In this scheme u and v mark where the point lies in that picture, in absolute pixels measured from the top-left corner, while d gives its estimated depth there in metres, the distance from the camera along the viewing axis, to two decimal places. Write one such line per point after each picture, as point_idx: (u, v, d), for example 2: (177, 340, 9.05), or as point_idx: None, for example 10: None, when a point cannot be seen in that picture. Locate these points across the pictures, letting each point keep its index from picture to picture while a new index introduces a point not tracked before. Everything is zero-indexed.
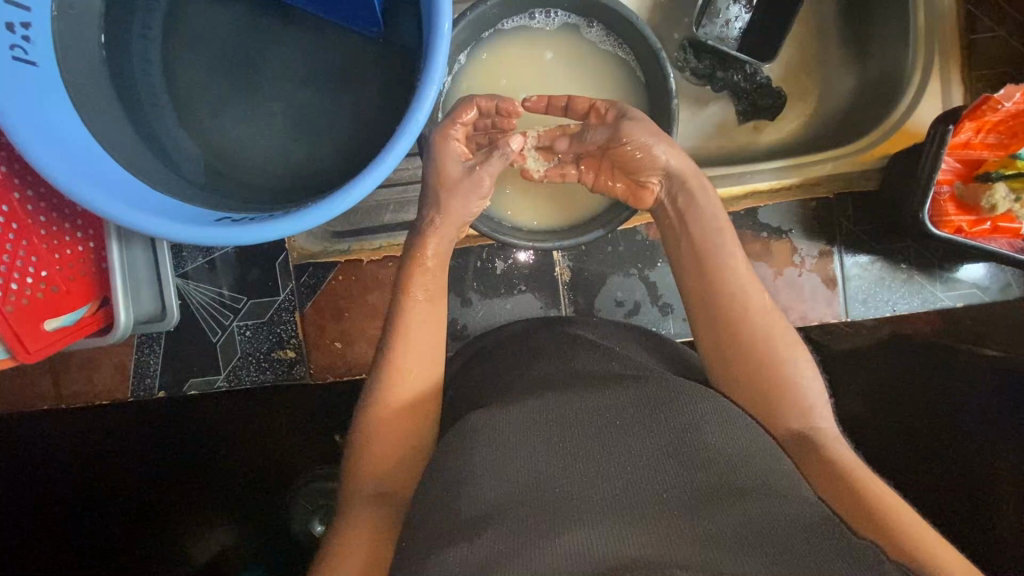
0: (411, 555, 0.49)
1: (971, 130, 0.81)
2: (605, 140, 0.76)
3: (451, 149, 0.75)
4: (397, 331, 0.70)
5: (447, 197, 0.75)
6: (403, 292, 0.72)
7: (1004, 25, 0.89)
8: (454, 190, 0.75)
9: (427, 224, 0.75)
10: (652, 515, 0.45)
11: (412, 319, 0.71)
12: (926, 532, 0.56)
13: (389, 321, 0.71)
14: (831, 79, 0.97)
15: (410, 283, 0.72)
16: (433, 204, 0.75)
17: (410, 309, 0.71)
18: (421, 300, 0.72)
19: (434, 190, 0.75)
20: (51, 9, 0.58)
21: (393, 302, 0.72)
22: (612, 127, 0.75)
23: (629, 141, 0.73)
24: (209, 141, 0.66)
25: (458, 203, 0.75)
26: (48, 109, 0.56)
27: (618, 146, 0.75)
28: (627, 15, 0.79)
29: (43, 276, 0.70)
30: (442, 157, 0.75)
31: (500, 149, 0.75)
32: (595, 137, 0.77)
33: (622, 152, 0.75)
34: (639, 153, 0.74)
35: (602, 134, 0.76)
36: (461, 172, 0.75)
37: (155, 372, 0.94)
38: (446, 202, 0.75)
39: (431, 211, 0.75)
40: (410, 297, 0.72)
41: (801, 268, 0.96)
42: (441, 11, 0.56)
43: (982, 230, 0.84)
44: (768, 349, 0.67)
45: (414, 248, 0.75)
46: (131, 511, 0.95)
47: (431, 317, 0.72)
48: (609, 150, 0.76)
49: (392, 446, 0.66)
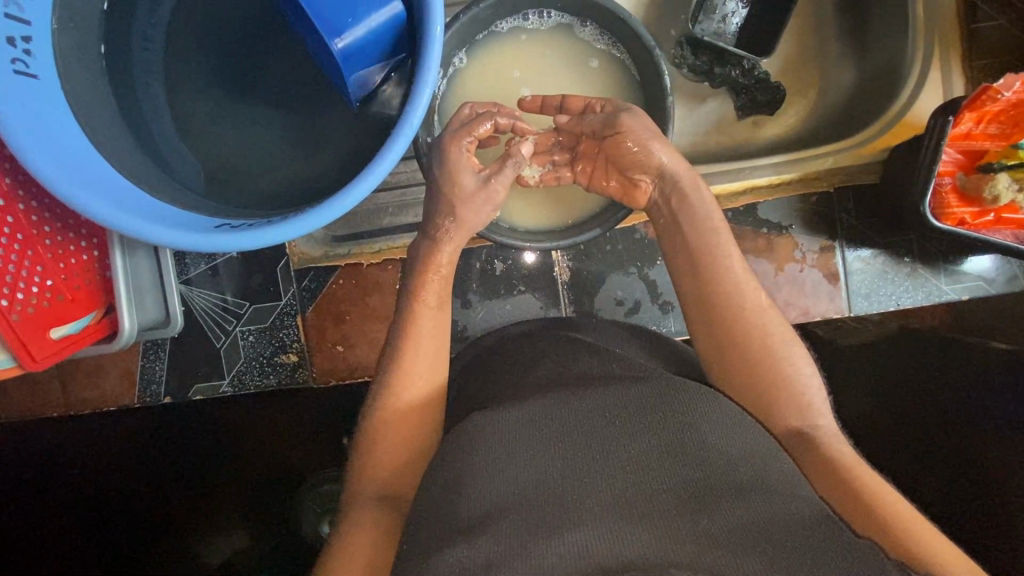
0: (411, 555, 0.49)
1: (971, 121, 0.80)
2: (601, 125, 0.76)
3: (464, 158, 0.74)
4: (407, 335, 0.70)
5: (460, 207, 0.74)
6: (412, 297, 0.72)
7: (1005, 13, 0.88)
8: (467, 201, 0.74)
9: (441, 233, 0.74)
10: (648, 514, 0.45)
11: (423, 324, 0.71)
12: (929, 534, 0.56)
13: (400, 327, 0.71)
14: (832, 71, 0.96)
15: (419, 289, 0.73)
16: (447, 212, 0.74)
17: (420, 314, 0.71)
18: (432, 305, 0.72)
19: (446, 199, 0.74)
20: (51, 23, 0.59)
21: (403, 306, 0.73)
22: (609, 119, 0.76)
23: (624, 133, 0.74)
24: (210, 152, 0.67)
25: (471, 212, 0.75)
26: (51, 121, 0.56)
27: (615, 139, 0.74)
28: (623, 15, 0.79)
29: (48, 285, 0.70)
30: (455, 166, 0.74)
31: (512, 159, 0.75)
32: (592, 122, 0.78)
33: (617, 145, 0.75)
34: (635, 146, 0.73)
35: (599, 123, 0.77)
36: (474, 185, 0.74)
37: (161, 378, 0.94)
38: (461, 211, 0.74)
39: (443, 219, 0.74)
40: (421, 300, 0.72)
41: (803, 263, 0.95)
42: (434, 15, 0.57)
43: (986, 222, 0.83)
44: (767, 346, 0.67)
45: (426, 253, 0.74)
46: (150, 519, 0.98)
47: (440, 324, 0.72)
48: (605, 137, 0.76)
49: (398, 448, 0.66)
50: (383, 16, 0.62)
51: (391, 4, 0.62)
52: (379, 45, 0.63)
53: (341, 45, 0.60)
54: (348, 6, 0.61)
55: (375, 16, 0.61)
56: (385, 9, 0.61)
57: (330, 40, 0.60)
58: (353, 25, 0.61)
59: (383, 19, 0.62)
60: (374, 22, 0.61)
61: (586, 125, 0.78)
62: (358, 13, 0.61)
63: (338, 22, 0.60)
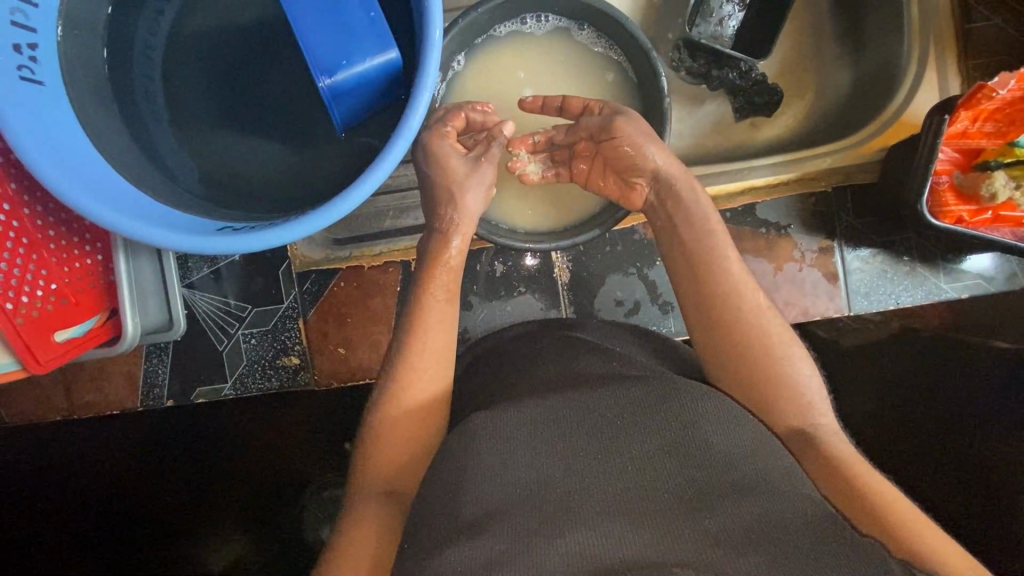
0: (413, 554, 0.49)
1: (968, 118, 0.80)
2: (598, 129, 0.77)
3: (446, 146, 0.77)
4: (415, 327, 0.70)
5: (459, 193, 0.75)
6: (422, 291, 0.72)
7: (1000, 13, 0.89)
8: (463, 184, 0.75)
9: (447, 224, 0.75)
10: (650, 515, 0.45)
11: (431, 317, 0.71)
12: (929, 532, 0.56)
13: (409, 317, 0.71)
14: (830, 72, 0.97)
15: (429, 282, 0.72)
16: (448, 201, 0.75)
17: (429, 308, 0.71)
18: (441, 299, 0.72)
19: (443, 187, 0.75)
20: (57, 32, 0.60)
21: (412, 299, 0.72)
22: (605, 123, 0.76)
23: (620, 138, 0.74)
24: (212, 153, 0.68)
25: (470, 195, 0.75)
26: (54, 126, 0.57)
27: (611, 142, 0.75)
28: (619, 17, 0.80)
29: (53, 288, 0.71)
30: (443, 153, 0.76)
31: (496, 140, 0.77)
32: (590, 124, 0.78)
33: (615, 149, 0.75)
34: (632, 150, 0.74)
35: (597, 126, 0.77)
36: (466, 168, 0.76)
37: (164, 381, 0.94)
38: (462, 197, 0.75)
39: (445, 209, 0.75)
40: (430, 294, 0.72)
41: (802, 263, 0.95)
42: (433, 19, 0.57)
43: (984, 220, 0.83)
44: (767, 345, 0.67)
45: (435, 246, 0.74)
46: (157, 520, 0.98)
47: (448, 317, 0.71)
48: (601, 142, 0.77)
49: (403, 447, 0.66)
50: (376, 62, 0.61)
51: (386, 52, 0.61)
52: (370, 87, 0.63)
53: (330, 85, 0.60)
54: (344, 48, 0.60)
55: (369, 62, 0.61)
56: (379, 57, 0.61)
57: (319, 78, 0.60)
58: (346, 68, 0.60)
59: (376, 65, 0.61)
60: (368, 67, 0.61)
61: (584, 128, 0.79)
62: (353, 57, 0.60)
63: (330, 62, 0.60)
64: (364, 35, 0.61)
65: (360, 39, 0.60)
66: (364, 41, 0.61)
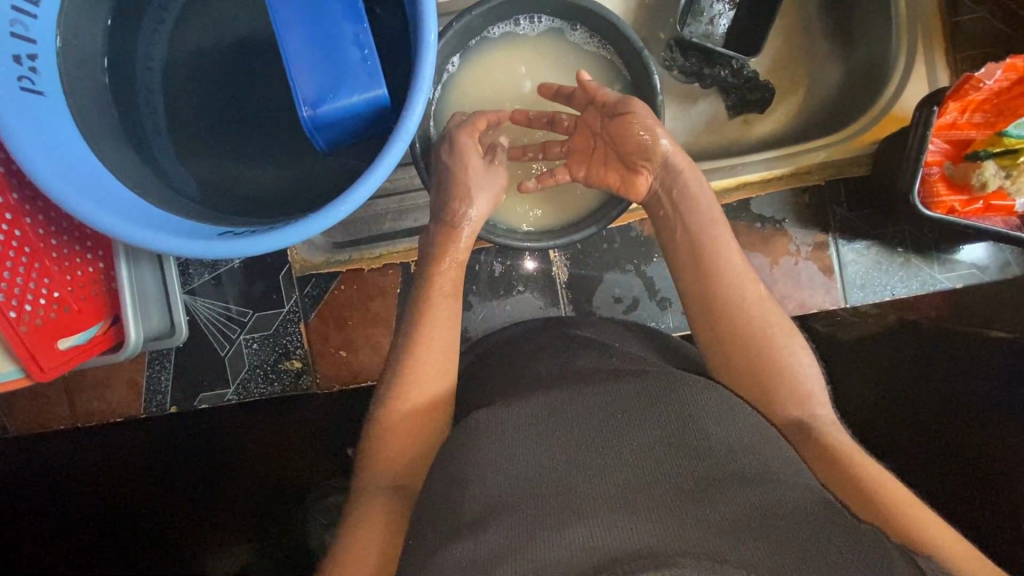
0: (419, 550, 0.50)
1: (957, 109, 0.82)
2: (614, 103, 0.78)
3: (467, 144, 0.78)
4: (421, 324, 0.71)
5: (475, 186, 0.77)
6: (429, 290, 0.73)
7: (985, 6, 0.90)
8: (478, 180, 0.77)
9: (459, 218, 0.76)
10: (654, 506, 0.45)
11: (438, 315, 0.71)
12: (924, 519, 0.57)
13: (415, 313, 0.72)
14: (821, 67, 0.98)
15: (435, 276, 0.74)
16: (462, 197, 0.76)
17: (437, 304, 0.72)
18: (448, 295, 0.73)
19: (461, 182, 0.76)
20: (55, 44, 0.61)
21: (418, 297, 0.73)
22: (621, 101, 0.78)
23: (634, 115, 0.75)
24: (213, 159, 0.68)
25: (483, 193, 0.77)
26: (55, 136, 0.58)
27: (625, 113, 0.76)
28: (611, 19, 0.81)
29: (56, 296, 0.71)
30: (465, 147, 0.78)
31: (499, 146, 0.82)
32: (603, 97, 0.79)
33: (626, 125, 0.76)
34: (644, 133, 0.75)
35: (612, 100, 0.79)
36: (481, 166, 0.79)
37: (166, 388, 0.94)
38: (475, 194, 0.76)
39: (461, 204, 0.76)
40: (437, 289, 0.73)
41: (797, 256, 0.96)
42: (427, 24, 0.58)
43: (975, 210, 0.84)
44: (769, 335, 0.68)
45: (437, 246, 0.75)
46: (164, 522, 0.99)
47: (453, 314, 0.72)
48: (613, 117, 0.78)
49: (407, 445, 0.66)
50: (363, 98, 0.60)
51: (374, 90, 0.59)
52: (357, 120, 0.62)
53: (312, 117, 0.59)
54: (331, 83, 0.59)
55: (354, 98, 0.59)
56: (366, 93, 0.59)
57: (301, 107, 0.59)
58: (330, 102, 0.59)
59: (363, 101, 0.60)
60: (354, 103, 0.60)
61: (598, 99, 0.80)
62: (339, 92, 0.59)
63: (316, 92, 0.59)
64: (356, 72, 0.59)
65: (349, 75, 0.59)
66: (353, 77, 0.59)
